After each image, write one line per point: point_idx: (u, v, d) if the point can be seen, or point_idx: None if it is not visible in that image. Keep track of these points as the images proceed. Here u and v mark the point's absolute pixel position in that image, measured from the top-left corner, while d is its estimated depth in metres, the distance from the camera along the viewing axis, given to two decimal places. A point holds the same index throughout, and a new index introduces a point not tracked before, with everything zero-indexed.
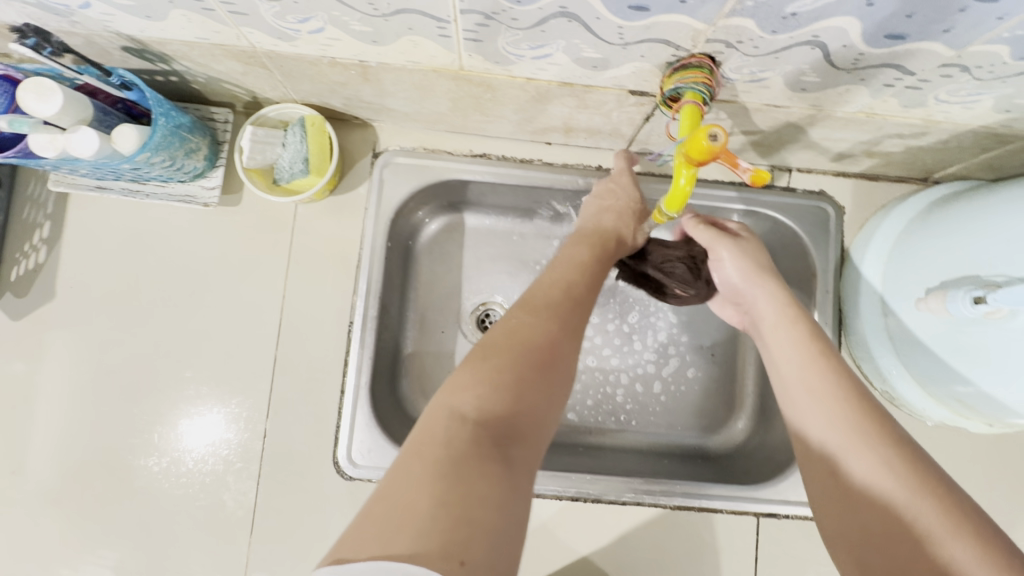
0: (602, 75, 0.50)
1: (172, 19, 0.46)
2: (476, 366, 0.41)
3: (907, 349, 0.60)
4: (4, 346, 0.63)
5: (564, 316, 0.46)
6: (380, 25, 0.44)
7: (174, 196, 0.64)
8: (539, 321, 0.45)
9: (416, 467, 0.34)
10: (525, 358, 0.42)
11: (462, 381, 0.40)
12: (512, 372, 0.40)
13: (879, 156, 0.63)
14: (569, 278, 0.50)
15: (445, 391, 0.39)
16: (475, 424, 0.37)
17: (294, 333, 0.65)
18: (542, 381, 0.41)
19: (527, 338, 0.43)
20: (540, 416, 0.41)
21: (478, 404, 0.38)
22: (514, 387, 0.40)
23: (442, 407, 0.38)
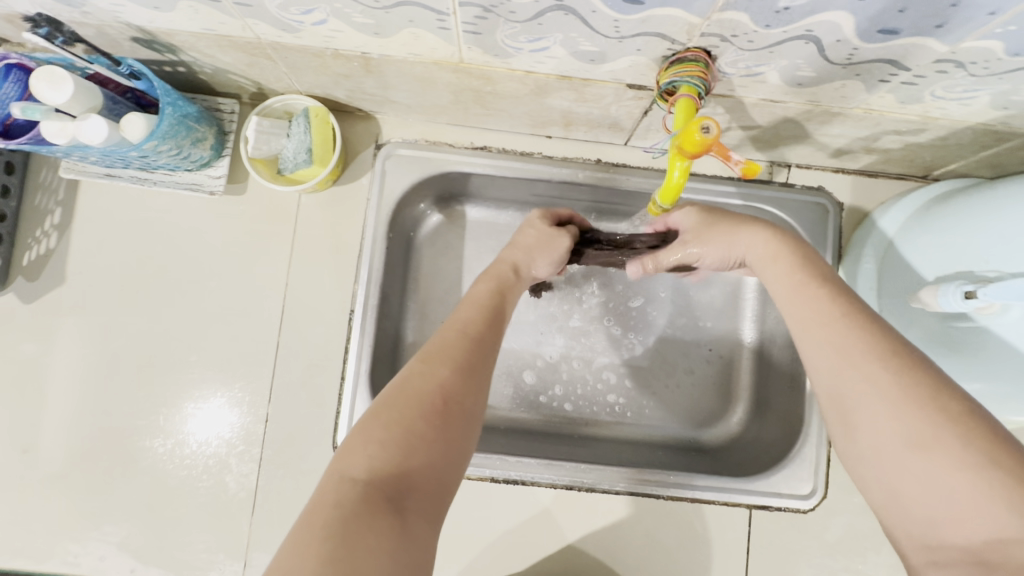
0: (599, 69, 0.50)
1: (179, 11, 0.48)
2: (374, 421, 0.36)
3: None
4: (16, 328, 0.65)
5: (466, 359, 0.42)
6: (381, 17, 0.45)
7: (181, 183, 0.66)
8: (439, 371, 0.40)
9: (306, 537, 0.30)
10: (425, 411, 0.37)
11: (355, 442, 0.35)
12: (413, 424, 0.36)
13: (878, 152, 0.63)
14: (466, 317, 0.47)
15: (340, 453, 0.35)
16: (369, 485, 0.33)
17: (297, 320, 0.67)
18: (444, 440, 0.37)
19: (425, 389, 0.38)
20: (441, 469, 0.36)
21: (373, 466, 0.34)
22: (408, 444, 0.35)
23: (335, 470, 0.34)
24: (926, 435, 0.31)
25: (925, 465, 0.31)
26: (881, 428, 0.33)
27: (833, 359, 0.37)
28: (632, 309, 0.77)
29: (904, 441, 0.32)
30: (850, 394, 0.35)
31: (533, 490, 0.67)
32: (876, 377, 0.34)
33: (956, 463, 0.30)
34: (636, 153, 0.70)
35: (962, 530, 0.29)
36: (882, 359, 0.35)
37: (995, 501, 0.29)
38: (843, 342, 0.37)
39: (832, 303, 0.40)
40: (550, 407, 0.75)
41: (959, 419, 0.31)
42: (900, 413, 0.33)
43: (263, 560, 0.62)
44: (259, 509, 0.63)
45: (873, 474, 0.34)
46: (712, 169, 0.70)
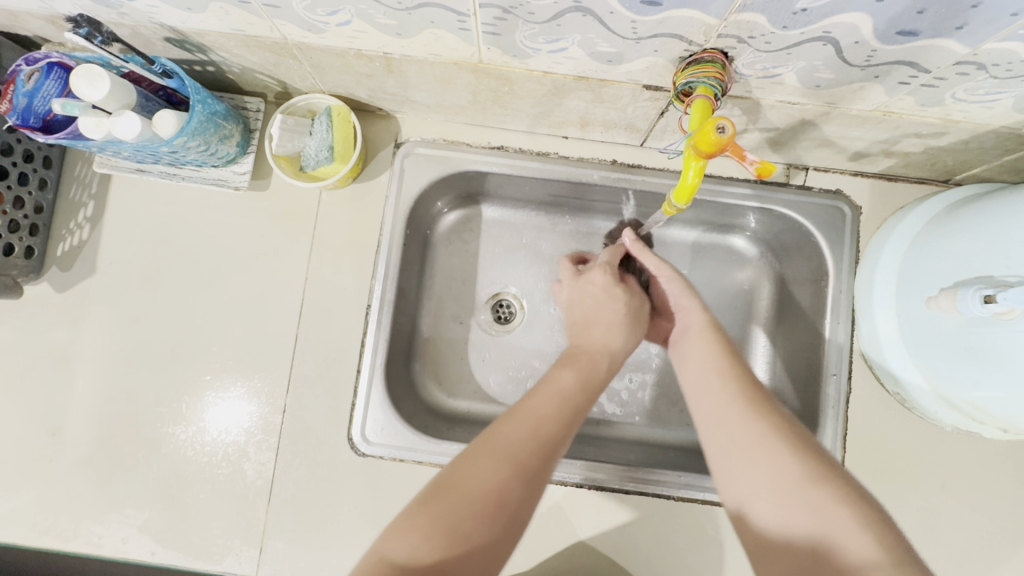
0: (616, 70, 0.51)
1: (211, 11, 0.50)
2: (424, 510, 0.38)
3: (920, 351, 0.60)
4: (48, 315, 0.68)
5: (529, 460, 0.41)
6: (404, 18, 0.47)
7: (208, 179, 0.68)
8: (496, 471, 0.39)
9: (359, 572, 0.36)
10: (473, 513, 0.38)
11: (395, 531, 0.37)
12: (453, 519, 0.37)
13: (897, 156, 0.63)
14: (550, 409, 0.45)
15: (385, 533, 0.38)
16: (395, 575, 0.35)
17: (315, 314, 0.68)
18: (486, 542, 0.37)
19: (479, 491, 0.38)
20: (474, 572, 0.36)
21: (411, 553, 0.36)
22: (434, 537, 0.36)
23: (373, 551, 0.37)
24: (812, 473, 0.39)
25: (809, 496, 0.38)
26: (767, 467, 0.41)
27: (738, 409, 0.45)
28: None
29: (797, 479, 0.39)
30: (739, 436, 0.43)
31: (543, 487, 0.68)
32: (773, 423, 0.43)
33: (833, 495, 0.38)
34: (652, 153, 0.70)
35: (834, 554, 0.35)
36: (769, 405, 0.45)
37: (865, 528, 0.36)
38: (747, 391, 0.46)
39: (741, 385, 0.47)
40: None
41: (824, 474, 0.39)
42: (779, 460, 0.40)
43: (278, 547, 0.64)
44: (275, 497, 0.65)
45: (765, 514, 0.40)
46: (728, 171, 0.70)
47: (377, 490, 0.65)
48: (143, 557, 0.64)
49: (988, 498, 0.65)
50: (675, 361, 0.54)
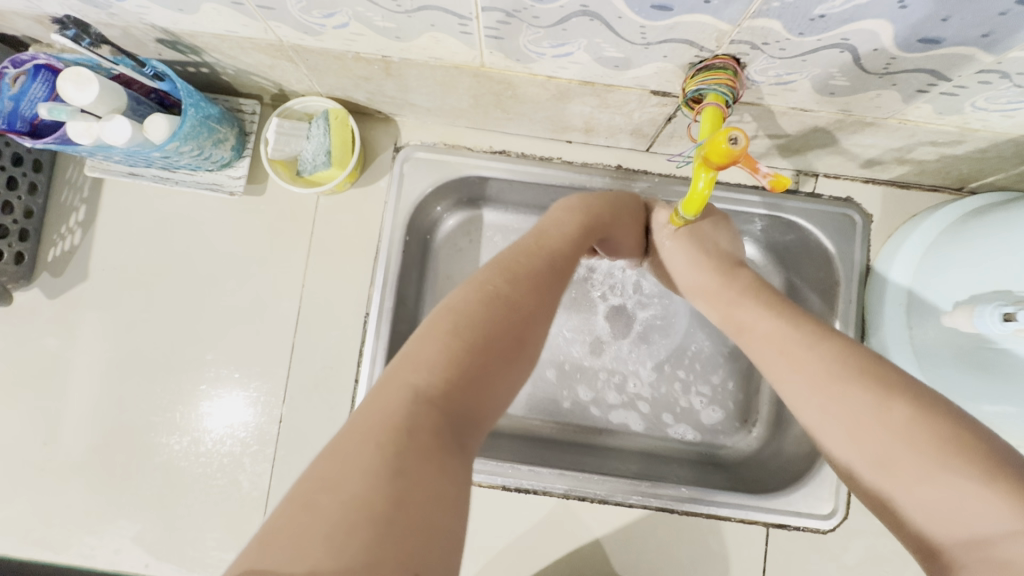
0: (623, 75, 0.49)
1: (203, 13, 0.48)
2: (429, 341, 0.37)
3: (932, 366, 0.58)
4: (39, 321, 0.66)
5: (531, 280, 0.44)
6: (403, 21, 0.45)
7: (202, 183, 0.66)
8: (500, 290, 0.42)
9: (368, 445, 0.31)
10: (485, 331, 0.39)
11: (412, 359, 0.36)
12: (465, 353, 0.37)
13: (911, 164, 0.61)
14: (553, 248, 0.48)
15: (397, 368, 0.36)
16: (428, 401, 0.34)
17: (312, 322, 0.67)
18: (499, 360, 0.39)
19: (482, 307, 0.40)
20: (491, 380, 0.38)
21: (430, 372, 0.35)
22: (452, 364, 0.36)
23: (401, 385, 0.34)
24: (890, 448, 0.36)
25: (896, 474, 0.36)
26: (854, 449, 0.38)
27: (799, 388, 0.43)
28: (650, 319, 0.76)
29: (874, 458, 0.37)
30: (821, 423, 0.41)
31: (544, 499, 0.67)
32: (841, 400, 0.40)
33: (922, 474, 0.34)
34: (657, 159, 0.68)
35: (950, 530, 0.33)
36: (833, 378, 0.41)
37: (965, 502, 0.32)
38: (802, 363, 0.43)
39: (790, 335, 0.45)
40: (564, 415, 0.74)
41: (909, 429, 0.36)
42: (861, 433, 0.38)
43: None
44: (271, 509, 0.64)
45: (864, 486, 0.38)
46: (736, 178, 0.69)
47: None
48: (136, 570, 0.63)
49: None
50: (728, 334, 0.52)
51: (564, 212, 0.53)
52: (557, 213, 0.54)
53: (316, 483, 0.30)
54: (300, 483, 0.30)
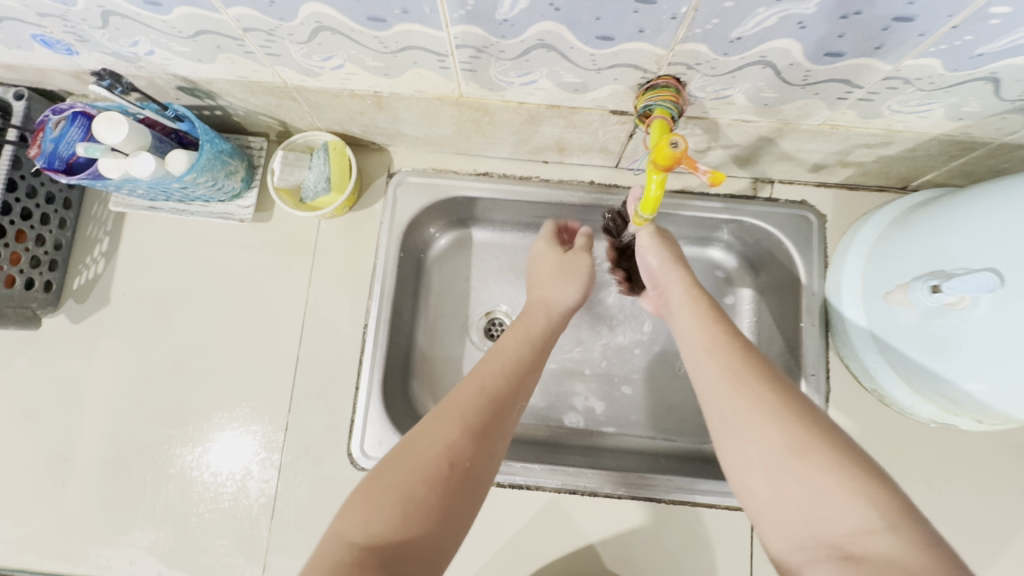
0: (584, 98, 0.56)
1: (219, 62, 0.56)
2: (369, 487, 0.40)
3: (890, 349, 0.62)
4: (63, 345, 0.71)
5: (477, 423, 0.45)
6: (390, 60, 0.53)
7: (215, 214, 0.72)
8: (446, 435, 0.43)
9: None
10: (429, 481, 0.40)
11: (350, 507, 0.39)
12: (407, 493, 0.39)
13: (854, 166, 0.68)
14: (500, 375, 0.51)
15: (340, 516, 0.39)
16: (364, 550, 0.36)
17: (315, 335, 0.72)
18: (443, 507, 0.39)
19: (428, 453, 0.41)
20: (439, 530, 0.39)
21: (366, 524, 0.37)
22: (399, 507, 0.38)
23: (333, 534, 0.38)
24: (803, 443, 0.40)
25: (802, 466, 0.39)
26: (764, 438, 0.41)
27: (726, 385, 0.46)
28: (632, 322, 0.81)
29: (789, 447, 0.40)
30: (744, 411, 0.43)
31: (537, 495, 0.70)
32: (764, 398, 0.43)
33: (822, 466, 0.38)
34: (627, 174, 0.75)
35: (831, 524, 0.37)
36: (768, 384, 0.44)
37: (854, 495, 0.37)
38: (736, 366, 0.46)
39: (733, 347, 0.48)
40: (556, 419, 0.78)
41: (822, 434, 0.40)
42: (782, 427, 0.41)
43: (281, 564, 0.65)
44: (278, 513, 0.67)
45: (763, 483, 0.41)
46: (701, 187, 0.75)
47: None
48: None
49: (969, 489, 0.67)
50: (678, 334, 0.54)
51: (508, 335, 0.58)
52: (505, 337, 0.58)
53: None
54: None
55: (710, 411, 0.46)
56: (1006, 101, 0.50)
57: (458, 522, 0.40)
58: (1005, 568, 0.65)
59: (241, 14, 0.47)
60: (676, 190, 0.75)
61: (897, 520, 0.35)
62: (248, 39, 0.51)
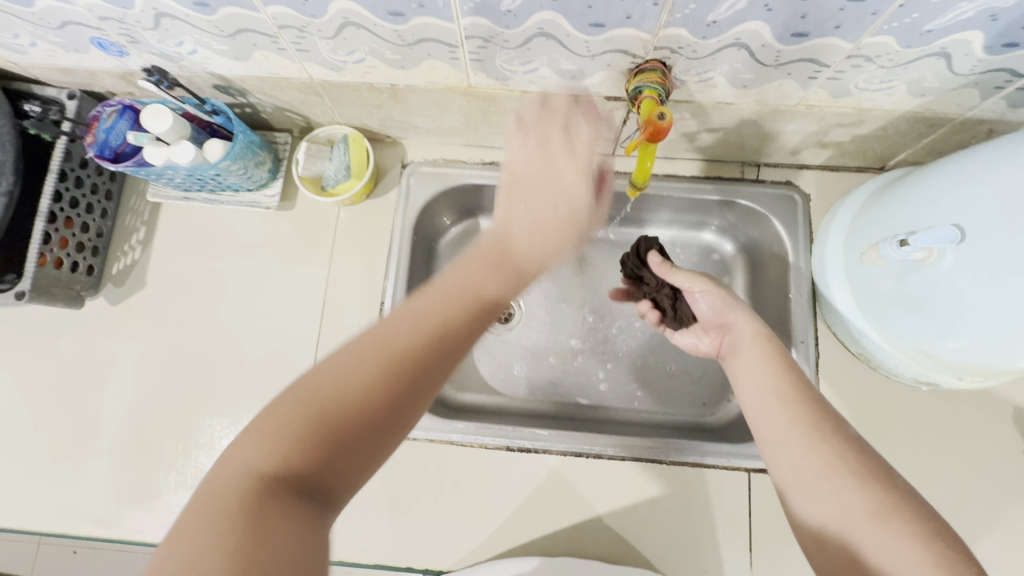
0: (580, 84, 0.62)
1: (253, 59, 0.63)
2: (279, 424, 0.38)
3: (871, 310, 0.67)
4: (102, 325, 0.77)
5: (415, 361, 0.43)
6: (406, 52, 0.59)
7: (243, 202, 0.79)
8: (370, 369, 0.41)
9: (205, 521, 0.32)
10: (353, 418, 0.39)
11: (259, 440, 0.37)
12: (324, 429, 0.38)
13: (832, 147, 0.73)
14: (445, 313, 0.46)
15: (242, 448, 0.37)
16: (270, 483, 0.35)
17: (335, 313, 0.77)
18: (360, 442, 0.39)
19: (345, 384, 0.40)
20: (350, 462, 0.39)
21: (280, 454, 0.36)
22: (317, 444, 0.38)
23: (240, 465, 0.36)
24: (884, 508, 0.42)
25: (884, 531, 0.41)
26: (846, 497, 0.44)
27: (806, 445, 0.49)
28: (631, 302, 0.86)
29: (869, 510, 0.43)
30: (824, 468, 0.47)
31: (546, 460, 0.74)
32: (844, 458, 0.47)
33: (904, 532, 0.40)
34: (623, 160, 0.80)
35: None
36: (846, 445, 0.48)
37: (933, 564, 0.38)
38: (812, 424, 0.50)
39: (805, 404, 0.52)
40: (564, 395, 0.85)
41: (903, 499, 0.43)
42: (863, 488, 0.44)
43: None
44: None
45: (836, 540, 0.44)
46: (693, 171, 0.80)
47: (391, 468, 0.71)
48: None
49: (957, 447, 0.71)
50: (741, 390, 0.58)
51: (473, 255, 0.52)
52: (468, 257, 0.53)
53: (184, 548, 0.31)
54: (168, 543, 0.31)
55: (785, 467, 0.50)
56: (960, 76, 0.56)
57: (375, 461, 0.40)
58: (992, 522, 0.68)
59: (278, 13, 0.54)
60: (668, 175, 0.80)
61: None
62: (282, 36, 0.58)
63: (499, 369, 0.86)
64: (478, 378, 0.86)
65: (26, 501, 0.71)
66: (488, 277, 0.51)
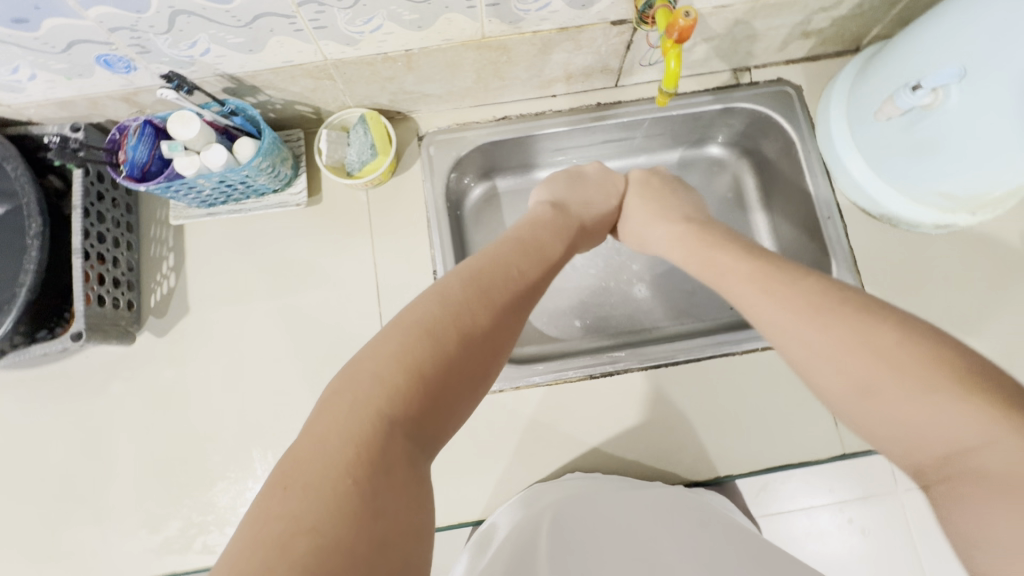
0: (590, 12, 0.65)
1: (268, 48, 0.62)
2: (383, 366, 0.40)
3: (893, 168, 0.72)
4: (154, 359, 0.74)
5: (496, 302, 0.49)
6: (424, 10, 0.60)
7: (271, 205, 0.78)
8: (460, 310, 0.46)
9: (330, 477, 0.33)
10: (455, 359, 0.43)
11: (369, 386, 0.38)
12: (432, 368, 0.41)
13: (814, 35, 0.79)
14: (511, 260, 0.54)
15: (351, 399, 0.38)
16: (390, 433, 0.36)
17: (389, 291, 0.77)
18: (464, 380, 0.43)
19: (447, 324, 0.44)
20: (449, 411, 0.41)
21: (392, 398, 0.38)
22: (421, 390, 0.40)
23: (363, 410, 0.37)
24: (869, 379, 0.37)
25: (881, 404, 0.36)
26: (834, 378, 0.39)
27: (779, 329, 0.44)
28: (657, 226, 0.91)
29: (858, 387, 0.37)
30: (801, 351, 0.41)
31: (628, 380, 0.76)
32: (809, 336, 0.41)
33: (899, 395, 0.35)
34: (626, 91, 0.84)
35: (932, 454, 0.33)
36: (812, 314, 0.42)
37: (949, 416, 0.32)
38: (773, 304, 0.45)
39: (766, 280, 0.47)
40: (619, 323, 0.88)
41: (893, 347, 0.36)
42: (839, 359, 0.38)
43: None
44: None
45: (850, 419, 0.39)
46: (691, 86, 0.85)
47: (486, 424, 0.71)
48: None
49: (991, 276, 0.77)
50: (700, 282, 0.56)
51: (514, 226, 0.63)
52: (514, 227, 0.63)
53: (273, 526, 0.31)
54: (242, 526, 0.32)
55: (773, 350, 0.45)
56: None
57: (469, 404, 0.44)
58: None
59: None
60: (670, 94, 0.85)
61: (996, 427, 0.31)
62: (300, 14, 0.58)
63: (551, 317, 0.88)
64: (534, 331, 0.87)
65: (119, 550, 0.68)
66: (549, 232, 0.62)
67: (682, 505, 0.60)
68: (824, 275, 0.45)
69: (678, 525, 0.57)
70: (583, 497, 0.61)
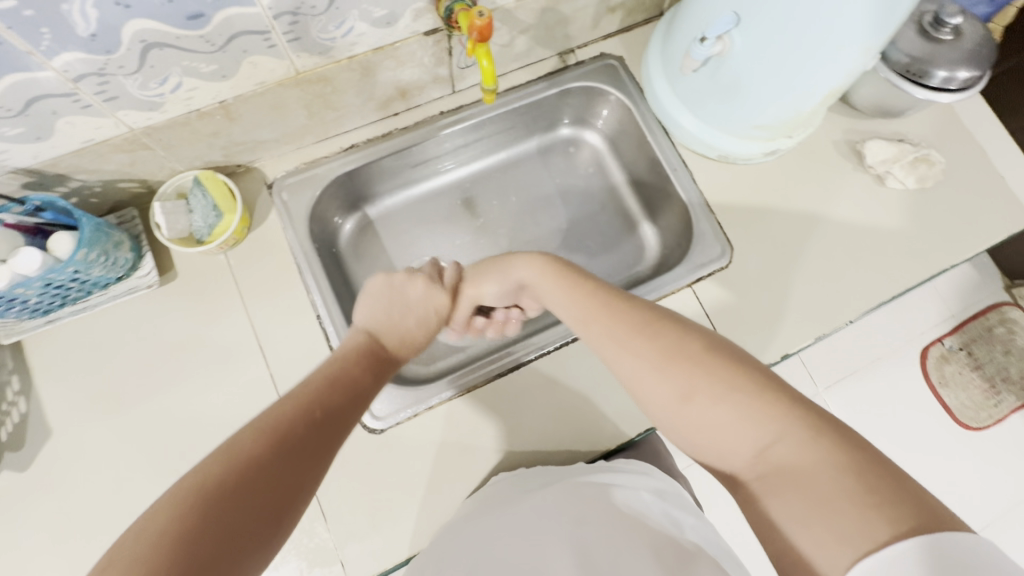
0: (397, 28, 0.66)
1: (58, 131, 0.57)
2: (171, 512, 0.35)
3: (713, 112, 0.78)
4: (22, 497, 0.66)
5: (320, 414, 0.47)
6: (222, 58, 0.58)
7: (118, 293, 0.71)
8: (271, 432, 0.43)
9: None
10: (259, 489, 0.39)
11: (152, 538, 0.34)
12: (223, 508, 0.37)
13: (619, 8, 0.85)
14: (338, 370, 0.54)
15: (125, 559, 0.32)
16: None
17: (275, 350, 0.73)
18: (271, 511, 0.39)
19: (256, 450, 0.41)
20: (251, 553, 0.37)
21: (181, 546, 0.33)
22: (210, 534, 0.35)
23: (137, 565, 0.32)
24: (687, 390, 0.45)
25: (694, 411, 0.44)
26: (659, 391, 0.46)
27: (619, 350, 0.51)
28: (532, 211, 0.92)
29: (679, 397, 0.45)
30: (635, 371, 0.49)
31: None
32: (641, 353, 0.49)
33: (711, 401, 0.43)
34: (465, 95, 0.86)
35: (742, 451, 0.42)
36: (640, 337, 0.50)
37: (749, 418, 0.41)
38: (614, 330, 0.52)
39: (608, 310, 0.54)
40: None
41: (702, 360, 0.45)
42: (665, 376, 0.46)
43: (356, 552, 0.66)
44: (329, 513, 0.67)
45: (676, 427, 0.46)
46: (525, 78, 0.88)
47: (409, 453, 0.70)
48: None
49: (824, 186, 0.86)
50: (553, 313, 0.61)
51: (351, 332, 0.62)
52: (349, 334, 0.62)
53: None
54: None
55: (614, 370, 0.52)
56: None
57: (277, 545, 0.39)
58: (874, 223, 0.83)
59: (68, 62, 0.50)
60: (508, 89, 0.88)
61: (783, 425, 0.40)
62: (81, 89, 0.54)
63: None
64: (440, 346, 0.86)
65: None
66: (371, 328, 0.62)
67: (574, 495, 0.55)
68: (646, 302, 0.54)
69: (547, 522, 0.52)
70: (462, 526, 0.58)
